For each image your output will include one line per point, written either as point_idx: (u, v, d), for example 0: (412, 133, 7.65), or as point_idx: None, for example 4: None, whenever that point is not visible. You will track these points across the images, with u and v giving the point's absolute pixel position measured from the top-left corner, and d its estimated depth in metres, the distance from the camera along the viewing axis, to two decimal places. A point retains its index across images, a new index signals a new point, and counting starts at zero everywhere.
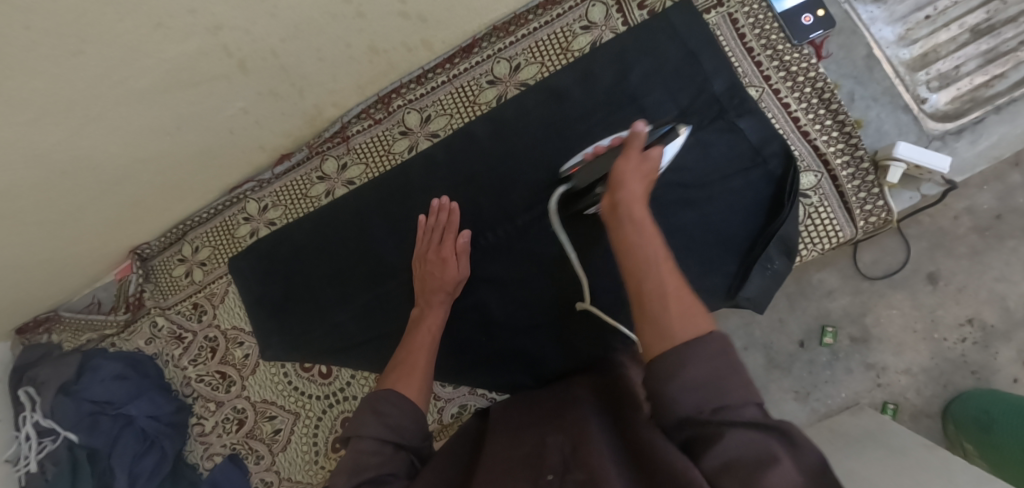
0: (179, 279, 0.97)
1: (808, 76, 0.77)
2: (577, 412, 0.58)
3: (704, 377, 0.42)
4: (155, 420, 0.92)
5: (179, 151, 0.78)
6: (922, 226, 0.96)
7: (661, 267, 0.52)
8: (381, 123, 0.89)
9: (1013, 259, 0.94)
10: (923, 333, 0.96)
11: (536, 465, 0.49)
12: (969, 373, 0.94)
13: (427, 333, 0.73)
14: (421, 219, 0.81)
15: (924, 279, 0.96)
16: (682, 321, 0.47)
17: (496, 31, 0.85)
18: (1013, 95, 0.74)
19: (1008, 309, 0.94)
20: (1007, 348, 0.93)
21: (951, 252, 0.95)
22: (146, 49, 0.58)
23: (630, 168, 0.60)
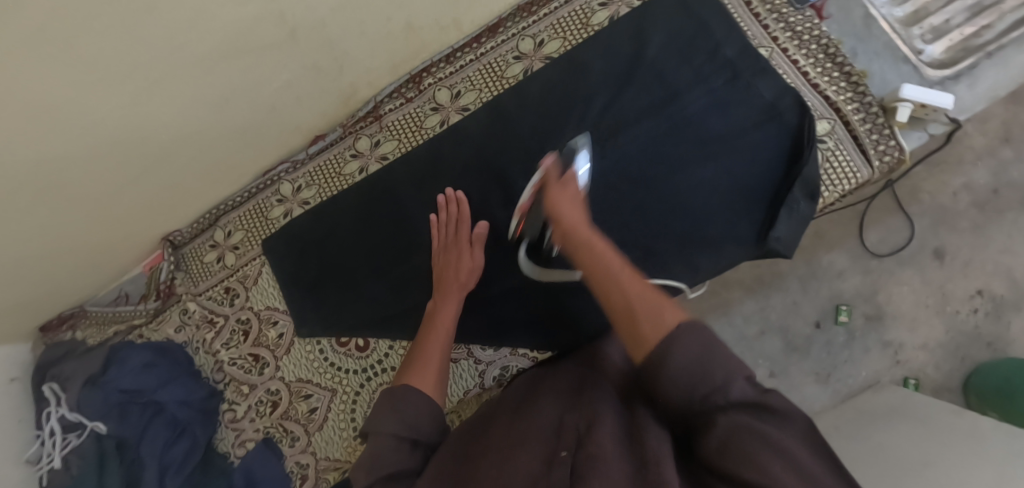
0: (210, 265, 0.98)
1: (812, 34, 0.83)
2: (597, 392, 0.56)
3: (688, 363, 0.42)
4: (186, 407, 0.90)
5: (225, 125, 0.81)
6: (924, 205, 1.17)
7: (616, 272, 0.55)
8: (413, 101, 0.92)
9: (1013, 231, 1.14)
10: (936, 307, 1.16)
11: (550, 444, 0.47)
12: (986, 344, 1.13)
13: (441, 328, 0.74)
14: (432, 217, 0.84)
15: (931, 254, 1.16)
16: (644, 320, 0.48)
17: (519, 12, 0.92)
18: (1001, 42, 0.82)
19: (1014, 280, 1.13)
20: (1017, 318, 1.13)
21: (954, 227, 1.16)
22: (211, 10, 0.61)
23: (563, 204, 0.69)
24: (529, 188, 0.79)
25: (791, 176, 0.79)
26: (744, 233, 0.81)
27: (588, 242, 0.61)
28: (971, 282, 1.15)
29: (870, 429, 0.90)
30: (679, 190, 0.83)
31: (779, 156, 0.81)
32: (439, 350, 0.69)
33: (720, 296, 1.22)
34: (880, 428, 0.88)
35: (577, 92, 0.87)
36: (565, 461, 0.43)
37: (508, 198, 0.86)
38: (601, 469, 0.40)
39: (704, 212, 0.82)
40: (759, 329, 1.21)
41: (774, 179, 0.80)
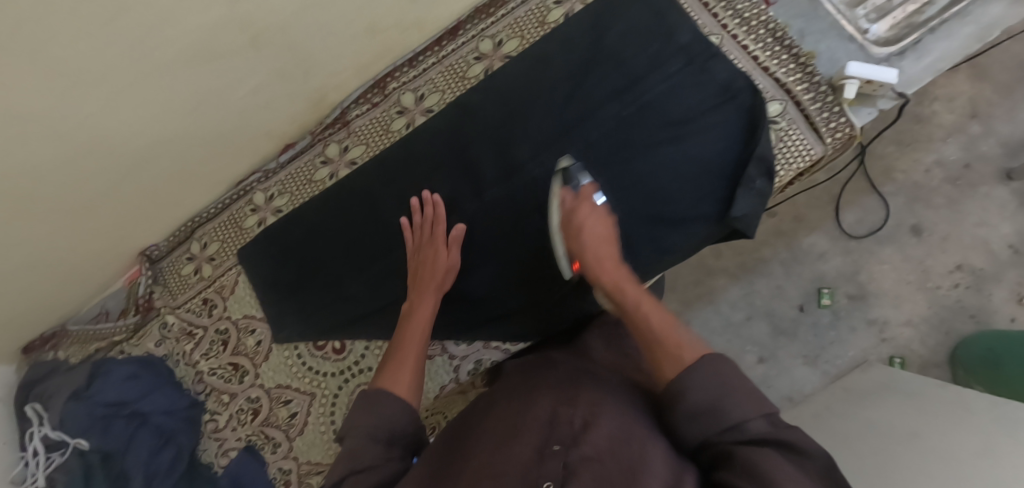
0: (187, 278, 0.99)
1: (760, 20, 0.86)
2: (597, 391, 0.55)
3: (708, 400, 0.46)
4: (169, 416, 0.91)
5: (195, 135, 0.82)
6: (897, 184, 1.27)
7: (648, 312, 0.58)
8: (379, 105, 0.94)
9: (986, 204, 1.25)
10: (919, 283, 1.25)
11: (546, 434, 0.47)
12: (970, 316, 1.23)
13: (420, 326, 0.72)
14: (404, 220, 0.84)
15: (909, 231, 1.26)
16: (677, 360, 0.51)
17: (478, 14, 0.94)
18: (943, 17, 0.84)
19: (992, 251, 1.24)
20: (998, 289, 1.22)
21: (931, 203, 1.26)
22: (171, 18, 0.62)
23: (588, 236, 0.68)
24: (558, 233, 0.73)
25: (749, 157, 0.82)
26: (708, 213, 0.83)
27: (614, 283, 0.63)
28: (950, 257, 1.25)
29: (858, 407, 0.92)
30: (642, 176, 0.84)
31: (735, 138, 0.83)
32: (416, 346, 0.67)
33: (704, 283, 1.31)
34: (866, 406, 0.90)
35: (539, 86, 0.88)
36: (558, 456, 0.43)
37: (476, 193, 0.87)
38: (597, 473, 0.42)
39: (668, 197, 0.84)
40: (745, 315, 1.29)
41: (732, 160, 0.83)
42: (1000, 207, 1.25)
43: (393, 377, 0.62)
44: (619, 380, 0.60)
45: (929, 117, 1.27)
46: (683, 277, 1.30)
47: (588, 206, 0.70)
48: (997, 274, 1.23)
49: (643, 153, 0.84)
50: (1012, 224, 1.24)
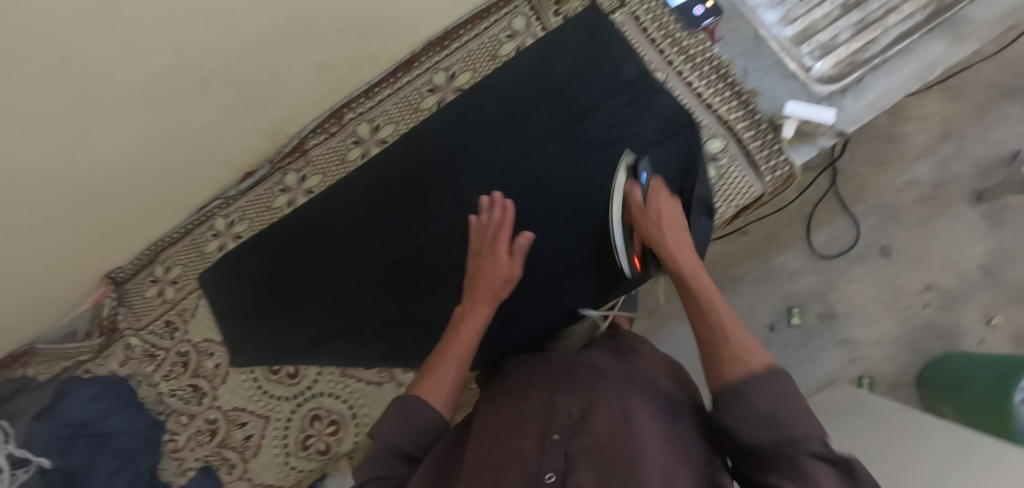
0: (151, 300, 1.01)
1: (704, 57, 0.87)
2: (591, 375, 0.59)
3: (770, 409, 0.43)
4: (131, 437, 0.93)
5: (152, 169, 0.83)
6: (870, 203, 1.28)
7: (720, 307, 0.54)
8: (336, 135, 0.97)
9: (956, 223, 1.26)
10: (890, 303, 1.26)
11: (545, 424, 0.52)
12: (940, 337, 1.24)
13: (463, 343, 0.67)
14: (472, 218, 0.79)
15: (879, 252, 1.27)
16: (741, 362, 0.48)
17: (432, 46, 0.94)
18: (885, 56, 0.85)
19: (962, 273, 1.24)
20: (968, 309, 1.23)
21: (902, 223, 1.26)
22: (116, 66, 0.65)
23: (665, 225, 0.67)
24: (615, 223, 0.72)
25: (689, 193, 0.83)
26: None
27: (692, 270, 0.60)
28: (923, 275, 1.25)
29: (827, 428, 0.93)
30: (587, 210, 0.85)
31: (677, 174, 0.83)
32: (458, 356, 0.65)
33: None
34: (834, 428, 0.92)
35: (490, 120, 0.90)
36: (557, 447, 0.49)
37: (426, 223, 0.89)
38: (593, 461, 0.47)
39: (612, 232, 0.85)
40: None
41: (674, 195, 0.84)
42: (971, 227, 1.25)
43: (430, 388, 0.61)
44: (613, 360, 0.64)
45: (901, 137, 1.29)
46: None
47: (662, 198, 0.71)
48: (967, 294, 1.24)
49: (589, 186, 0.86)
50: (983, 245, 1.25)
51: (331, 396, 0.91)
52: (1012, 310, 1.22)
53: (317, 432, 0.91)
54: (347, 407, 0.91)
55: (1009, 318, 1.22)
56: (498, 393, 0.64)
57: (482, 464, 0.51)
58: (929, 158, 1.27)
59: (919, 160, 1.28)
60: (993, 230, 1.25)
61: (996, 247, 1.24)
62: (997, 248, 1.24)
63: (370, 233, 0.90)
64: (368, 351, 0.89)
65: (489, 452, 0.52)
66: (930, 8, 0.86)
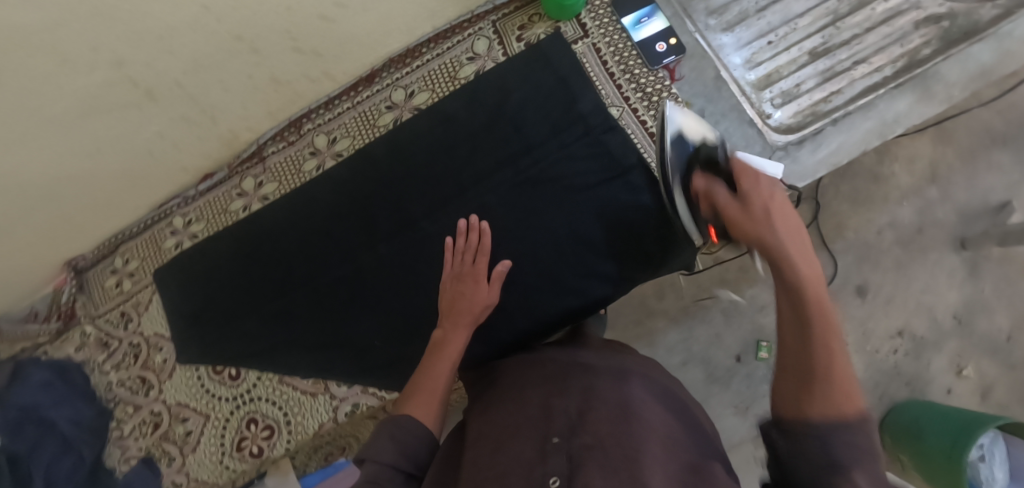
0: (109, 290, 1.04)
1: (660, 97, 0.86)
2: (584, 378, 0.60)
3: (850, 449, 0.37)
4: (76, 424, 0.96)
5: (105, 168, 0.87)
6: (848, 241, 1.18)
7: (830, 338, 0.44)
8: (294, 145, 0.98)
9: (935, 270, 1.16)
10: (857, 345, 1.16)
11: (544, 427, 0.53)
12: (904, 384, 1.14)
13: (446, 356, 0.71)
14: (449, 241, 0.82)
15: (853, 291, 1.17)
16: (831, 401, 0.40)
17: (394, 63, 0.95)
18: (847, 108, 0.83)
19: (935, 319, 1.15)
20: (936, 358, 1.14)
21: (876, 265, 1.17)
22: (56, 81, 0.67)
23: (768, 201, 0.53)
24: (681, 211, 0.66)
25: (627, 236, 0.83)
26: (587, 287, 0.84)
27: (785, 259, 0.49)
28: (892, 320, 1.16)
29: None
30: (528, 242, 0.85)
31: (620, 215, 0.83)
32: (444, 375, 0.68)
33: (644, 325, 1.19)
34: None
35: (440, 143, 0.90)
36: (560, 448, 0.49)
37: (371, 244, 0.90)
38: (597, 457, 0.46)
39: (552, 268, 0.84)
40: (681, 360, 1.18)
41: (614, 235, 0.83)
42: (949, 274, 1.16)
43: (416, 406, 0.64)
44: (602, 362, 0.66)
45: (887, 177, 1.19)
46: (622, 314, 1.20)
47: (754, 180, 0.56)
48: (937, 343, 1.15)
49: (531, 220, 0.85)
50: (959, 293, 1.15)
51: (268, 402, 0.93)
52: (983, 362, 1.14)
53: (251, 435, 0.94)
54: (282, 414, 0.93)
55: (979, 370, 1.13)
56: (491, 403, 0.66)
57: (482, 470, 0.52)
58: (914, 199, 1.17)
59: (902, 202, 1.18)
60: (971, 279, 1.15)
61: (972, 296, 1.15)
62: (972, 298, 1.15)
63: (317, 247, 0.92)
64: (306, 363, 0.91)
65: (493, 457, 0.53)
66: (900, 62, 0.84)
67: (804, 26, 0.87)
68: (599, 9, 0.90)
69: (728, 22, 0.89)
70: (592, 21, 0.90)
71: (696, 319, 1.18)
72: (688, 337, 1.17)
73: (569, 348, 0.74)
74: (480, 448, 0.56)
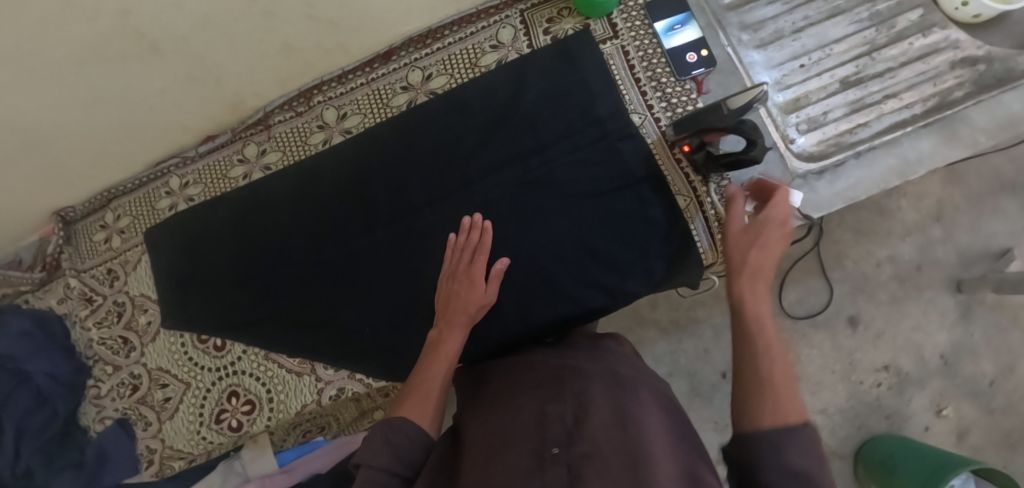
0: (98, 244, 1.02)
1: (684, 108, 0.84)
2: (580, 383, 0.58)
3: (803, 469, 0.45)
4: (52, 379, 0.94)
5: (100, 120, 0.83)
6: (846, 271, 1.17)
7: (770, 344, 0.57)
8: (302, 116, 0.95)
9: (928, 309, 1.14)
10: (842, 374, 1.15)
11: (539, 436, 0.50)
12: (884, 417, 1.13)
13: (443, 360, 0.69)
14: (450, 237, 0.81)
15: (845, 321, 1.16)
16: (784, 414, 0.50)
17: (413, 43, 0.92)
18: (871, 143, 0.82)
19: (921, 358, 1.13)
20: (918, 396, 1.13)
21: (871, 298, 1.16)
22: (56, 26, 0.63)
23: (754, 245, 0.66)
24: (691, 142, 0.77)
25: (633, 249, 0.81)
26: (586, 296, 0.82)
27: (749, 291, 0.63)
28: (879, 355, 1.15)
29: None
30: (530, 246, 0.83)
31: (629, 225, 0.82)
32: (439, 377, 0.66)
33: (633, 333, 1.18)
34: None
35: (453, 132, 0.88)
36: (558, 459, 0.46)
37: (370, 228, 0.88)
38: (598, 468, 0.44)
39: (554, 273, 0.83)
40: (666, 371, 1.17)
41: (619, 244, 0.81)
42: (941, 315, 1.14)
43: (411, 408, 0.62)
44: (593, 365, 0.64)
45: (893, 212, 1.17)
46: (613, 319, 1.19)
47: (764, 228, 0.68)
48: (920, 380, 1.13)
49: (538, 221, 0.83)
50: (948, 335, 1.13)
51: (252, 377, 0.91)
52: (963, 405, 1.12)
53: (231, 408, 0.92)
54: (265, 390, 0.91)
55: (958, 411, 1.11)
56: (480, 408, 0.63)
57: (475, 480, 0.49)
58: (917, 236, 1.15)
59: (904, 238, 1.17)
60: (962, 323, 1.13)
61: (960, 339, 1.13)
62: (961, 341, 1.13)
63: (316, 224, 0.89)
64: (292, 341, 0.89)
65: (487, 466, 0.50)
66: (931, 101, 0.83)
67: (839, 53, 0.86)
68: (631, 11, 0.87)
69: (762, 40, 0.88)
70: (623, 23, 0.87)
71: (686, 332, 1.17)
72: (676, 349, 1.16)
73: (563, 348, 0.72)
74: (474, 453, 0.54)
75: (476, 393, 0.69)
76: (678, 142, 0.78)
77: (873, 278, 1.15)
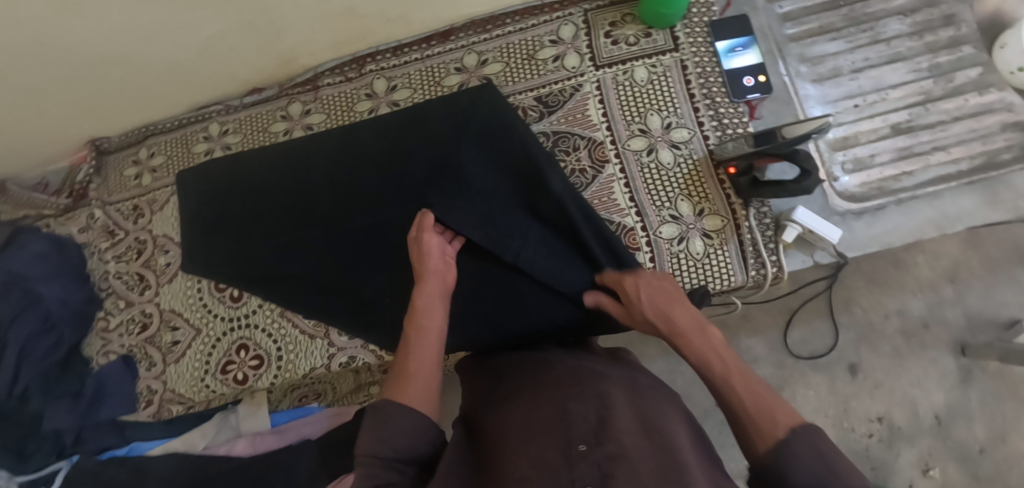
0: (128, 179, 1.02)
1: (735, 130, 0.83)
2: (600, 383, 0.56)
3: (809, 473, 0.43)
4: (63, 305, 0.94)
5: (154, 55, 0.83)
6: (854, 317, 1.11)
7: (733, 377, 0.55)
8: (352, 81, 0.96)
9: (930, 368, 1.08)
10: (835, 419, 1.07)
11: (564, 432, 0.49)
12: (870, 468, 1.04)
13: (431, 335, 0.66)
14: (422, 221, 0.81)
15: (845, 367, 1.09)
16: (760, 427, 0.48)
17: (474, 26, 0.93)
18: (914, 192, 0.83)
19: (917, 415, 1.06)
20: (908, 452, 1.05)
21: (875, 348, 1.09)
22: None
23: (666, 309, 0.67)
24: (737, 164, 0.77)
25: (665, 263, 0.80)
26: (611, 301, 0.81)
27: (698, 356, 0.61)
28: (873, 405, 1.07)
29: None
30: None
31: (664, 237, 0.81)
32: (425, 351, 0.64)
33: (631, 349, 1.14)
34: None
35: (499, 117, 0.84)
36: (586, 458, 0.46)
37: (399, 200, 0.87)
38: (627, 470, 0.44)
39: None
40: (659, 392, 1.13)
41: (650, 255, 0.81)
42: (940, 376, 1.07)
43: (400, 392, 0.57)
44: (610, 368, 0.63)
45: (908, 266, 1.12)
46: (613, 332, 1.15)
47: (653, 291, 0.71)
48: (911, 437, 1.06)
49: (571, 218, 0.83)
50: (945, 395, 1.06)
51: (264, 332, 0.91)
52: (951, 469, 1.03)
53: (239, 361, 0.91)
54: (275, 347, 0.90)
55: (945, 474, 1.03)
56: (500, 402, 0.62)
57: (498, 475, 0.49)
58: (929, 293, 1.09)
59: (916, 292, 1.11)
60: (960, 387, 1.06)
61: (956, 402, 1.06)
62: (957, 403, 1.06)
63: (346, 190, 0.89)
64: (311, 303, 0.89)
65: (508, 462, 0.49)
66: (978, 160, 0.83)
67: (894, 99, 0.86)
68: (695, 26, 0.87)
69: (820, 74, 0.88)
70: (686, 37, 0.87)
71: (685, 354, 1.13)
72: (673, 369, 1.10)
73: (576, 352, 0.71)
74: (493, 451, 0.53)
75: (493, 387, 0.67)
76: (725, 164, 0.79)
77: (879, 327, 1.09)
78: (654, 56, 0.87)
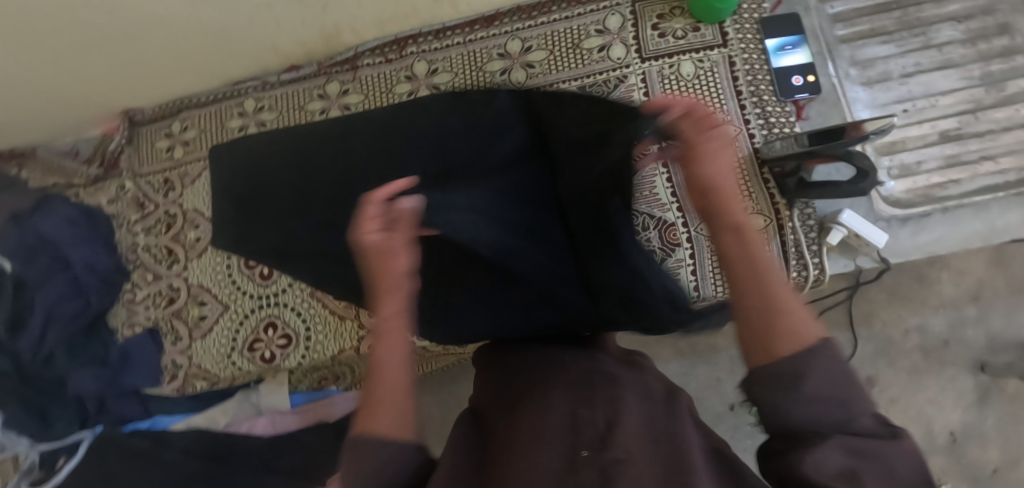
0: (160, 151, 1.01)
1: (782, 130, 0.82)
2: (613, 387, 0.52)
3: (824, 392, 0.37)
4: (91, 270, 0.92)
5: (194, 22, 0.82)
6: (873, 330, 1.08)
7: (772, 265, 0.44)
8: (392, 63, 0.95)
9: (947, 385, 1.05)
10: None
11: (569, 440, 0.45)
12: None
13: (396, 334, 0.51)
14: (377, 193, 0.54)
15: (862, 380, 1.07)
16: (796, 337, 0.39)
17: (519, 12, 0.92)
18: (961, 200, 0.81)
19: (931, 431, 1.03)
20: None
21: (893, 363, 1.07)
22: None
23: (721, 155, 0.49)
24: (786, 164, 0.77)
25: (706, 260, 0.79)
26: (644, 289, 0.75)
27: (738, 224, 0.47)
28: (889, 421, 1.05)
29: None
30: None
31: (705, 234, 0.80)
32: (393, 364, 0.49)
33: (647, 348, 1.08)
34: None
35: (515, 113, 0.82)
36: (589, 463, 0.42)
37: None
38: (632, 475, 0.40)
39: None
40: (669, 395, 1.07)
41: (691, 251, 0.80)
42: (957, 394, 1.04)
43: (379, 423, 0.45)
44: (622, 371, 0.59)
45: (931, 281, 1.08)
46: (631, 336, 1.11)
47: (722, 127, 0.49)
48: None
49: None
50: (961, 413, 1.03)
51: (293, 311, 0.91)
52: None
53: (266, 340, 0.91)
54: (304, 327, 0.90)
55: None
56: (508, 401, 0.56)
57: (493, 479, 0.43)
58: (949, 309, 1.06)
59: (936, 308, 1.08)
60: (977, 406, 1.03)
61: (972, 421, 1.03)
62: (972, 422, 1.03)
63: (351, 181, 0.86)
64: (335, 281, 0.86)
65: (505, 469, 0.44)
66: None
67: (944, 105, 0.85)
68: (745, 23, 0.86)
69: (869, 77, 0.87)
70: (735, 33, 0.86)
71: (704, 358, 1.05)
72: (689, 373, 1.04)
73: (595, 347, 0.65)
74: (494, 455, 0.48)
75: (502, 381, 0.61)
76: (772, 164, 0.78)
77: (898, 342, 1.07)
78: (702, 50, 0.86)
